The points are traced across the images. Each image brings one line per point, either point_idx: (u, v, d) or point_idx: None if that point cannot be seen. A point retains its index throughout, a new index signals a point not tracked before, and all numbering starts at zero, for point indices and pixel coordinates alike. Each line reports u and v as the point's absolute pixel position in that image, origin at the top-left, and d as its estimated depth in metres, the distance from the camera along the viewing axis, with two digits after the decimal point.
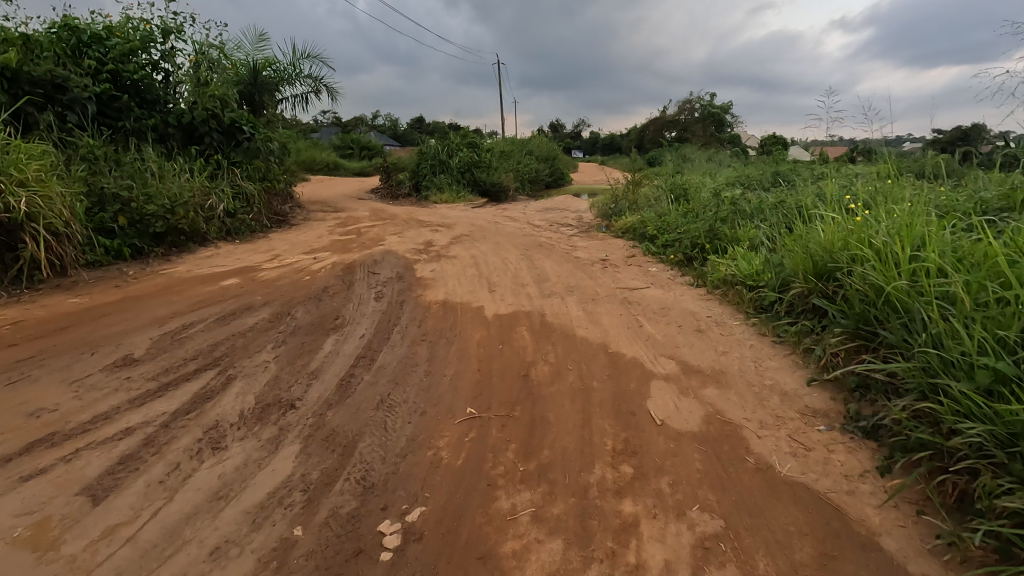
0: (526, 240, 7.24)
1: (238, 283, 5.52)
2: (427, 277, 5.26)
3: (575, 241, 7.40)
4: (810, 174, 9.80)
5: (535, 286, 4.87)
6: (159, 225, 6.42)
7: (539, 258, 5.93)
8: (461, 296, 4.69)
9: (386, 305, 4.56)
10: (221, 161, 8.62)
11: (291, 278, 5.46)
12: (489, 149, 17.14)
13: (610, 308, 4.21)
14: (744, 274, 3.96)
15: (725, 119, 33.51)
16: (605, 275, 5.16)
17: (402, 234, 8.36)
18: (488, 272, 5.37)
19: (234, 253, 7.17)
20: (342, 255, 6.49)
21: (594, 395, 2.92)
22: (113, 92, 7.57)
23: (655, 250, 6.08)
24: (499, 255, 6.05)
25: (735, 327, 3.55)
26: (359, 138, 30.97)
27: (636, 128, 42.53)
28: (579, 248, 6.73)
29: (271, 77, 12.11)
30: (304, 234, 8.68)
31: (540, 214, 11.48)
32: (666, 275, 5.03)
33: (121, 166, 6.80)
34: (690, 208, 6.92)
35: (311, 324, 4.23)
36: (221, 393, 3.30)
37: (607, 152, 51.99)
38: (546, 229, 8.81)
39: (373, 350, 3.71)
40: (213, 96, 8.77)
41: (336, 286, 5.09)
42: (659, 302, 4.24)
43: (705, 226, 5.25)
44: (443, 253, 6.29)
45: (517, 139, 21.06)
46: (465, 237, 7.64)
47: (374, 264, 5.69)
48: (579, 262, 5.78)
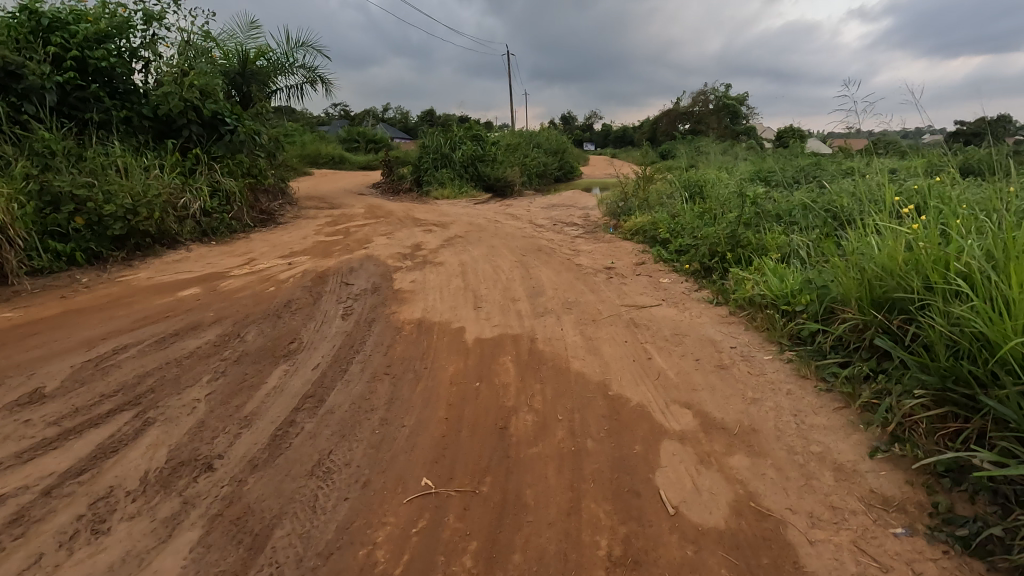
0: (524, 243, 6.58)
1: (197, 295, 4.93)
2: (405, 289, 4.63)
3: (579, 244, 6.73)
4: (836, 169, 9.06)
5: (527, 302, 4.21)
6: (119, 227, 5.85)
7: (536, 265, 5.27)
8: (440, 313, 4.05)
9: (352, 325, 3.93)
10: (199, 156, 7.94)
11: (255, 288, 4.84)
12: (493, 142, 16.44)
13: (612, 332, 3.54)
14: (777, 293, 3.26)
15: (741, 111, 32.44)
16: (608, 288, 4.49)
17: (393, 235, 7.74)
18: (476, 283, 4.72)
19: (206, 256, 6.60)
20: (319, 260, 5.89)
21: (587, 462, 2.26)
22: (78, 81, 7.02)
23: (668, 257, 5.40)
24: (491, 263, 5.39)
25: (767, 365, 2.87)
26: (365, 131, 30.35)
27: (649, 121, 41.60)
28: (583, 253, 6.05)
29: (263, 67, 11.53)
30: (288, 234, 8.08)
31: (545, 212, 10.81)
32: (680, 290, 4.36)
33: (82, 162, 6.25)
34: (707, 207, 6.20)
35: (260, 349, 3.60)
36: (130, 444, 2.68)
37: (620, 145, 50.97)
38: (548, 230, 8.14)
39: (325, 386, 3.08)
40: (192, 85, 8.18)
41: (301, 300, 4.46)
42: (671, 325, 3.56)
43: (725, 231, 4.55)
44: (430, 259, 5.66)
45: (525, 132, 20.39)
46: (458, 239, 6.98)
47: (350, 272, 5.07)
48: (580, 270, 5.11)
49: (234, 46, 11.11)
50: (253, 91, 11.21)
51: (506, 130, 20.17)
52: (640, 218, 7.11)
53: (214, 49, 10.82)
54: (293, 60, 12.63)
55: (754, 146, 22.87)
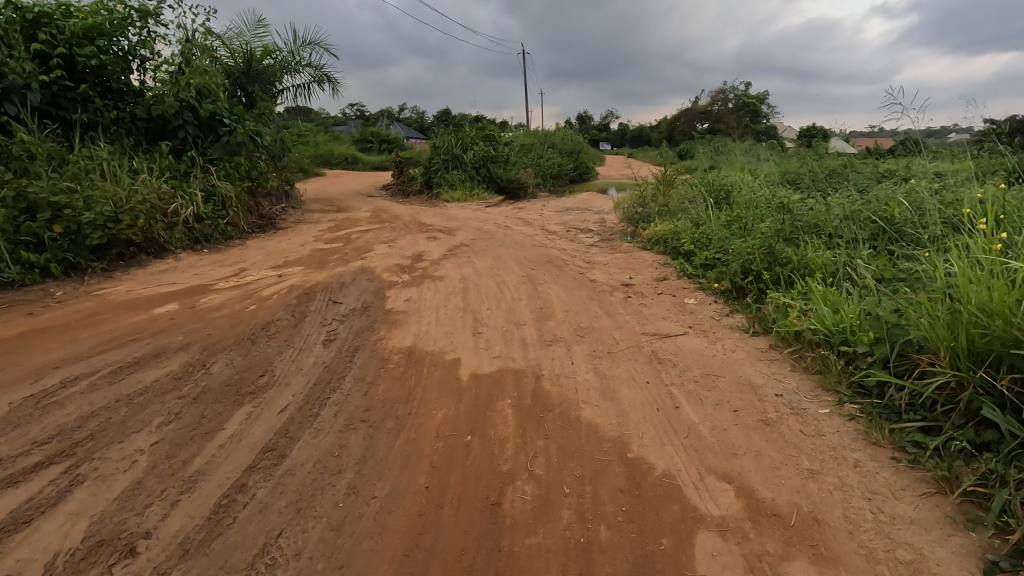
0: (534, 254, 6.07)
1: (172, 313, 4.49)
2: (398, 308, 4.15)
3: (594, 255, 6.21)
4: (870, 173, 8.44)
5: (534, 328, 3.70)
6: (99, 236, 5.46)
7: (546, 281, 4.76)
8: (434, 341, 3.56)
9: (333, 355, 3.45)
10: (194, 159, 7.58)
11: (234, 306, 4.40)
12: (506, 142, 15.96)
13: (631, 369, 3.02)
14: (832, 328, 2.71)
15: (762, 109, 31.58)
16: (626, 311, 3.96)
17: (395, 243, 7.28)
18: (477, 302, 4.22)
19: (196, 266, 6.20)
20: (312, 273, 5.44)
21: (600, 564, 1.76)
22: (66, 80, 6.67)
23: (693, 272, 4.86)
24: (496, 277, 4.90)
25: (824, 423, 2.33)
26: (378, 131, 29.98)
27: (666, 120, 40.84)
28: (597, 265, 5.53)
29: (269, 66, 11.17)
30: (287, 241, 7.67)
31: (558, 216, 10.27)
32: (709, 314, 3.82)
33: (65, 166, 5.89)
34: (737, 216, 5.65)
35: (225, 385, 3.14)
36: (47, 512, 2.21)
37: (636, 145, 50.17)
38: (561, 237, 7.61)
39: (290, 437, 2.61)
40: (190, 85, 7.84)
41: (282, 321, 4.01)
42: (700, 362, 3.02)
43: (762, 245, 3.98)
44: (430, 272, 5.17)
45: (539, 132, 19.88)
46: (463, 247, 6.51)
47: (339, 288, 4.60)
48: (594, 287, 4.59)
49: (240, 44, 10.75)
50: (257, 91, 10.81)
51: (521, 130, 19.67)
52: (662, 225, 6.56)
53: (219, 48, 10.47)
54: (300, 59, 12.26)
55: (777, 147, 22.12)
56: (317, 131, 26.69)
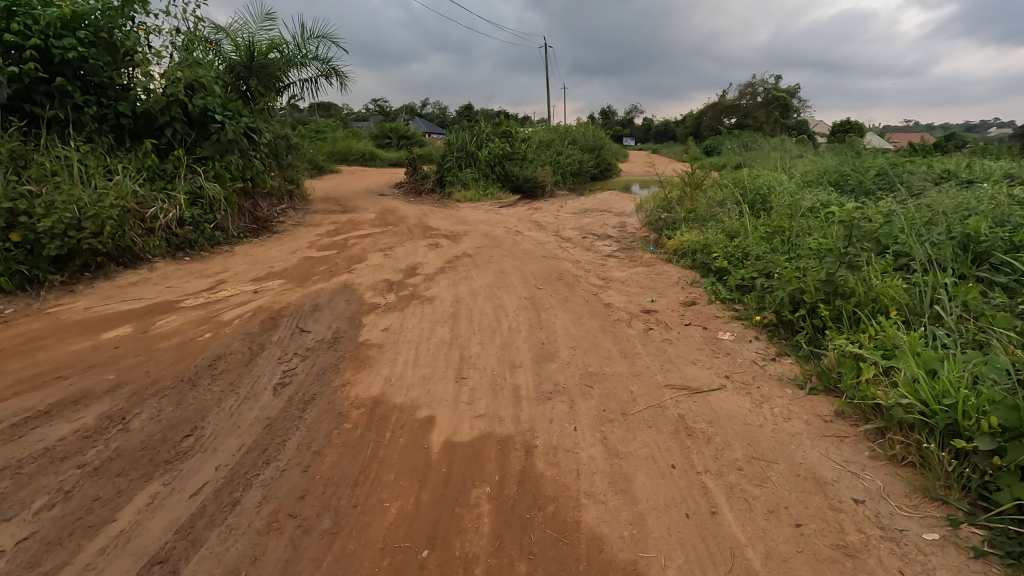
0: (543, 268, 5.36)
1: (120, 339, 3.89)
2: (373, 341, 3.49)
3: (611, 268, 5.49)
4: (925, 175, 7.55)
5: (531, 374, 3.00)
6: (59, 246, 4.92)
7: (552, 305, 4.05)
8: (407, 389, 2.89)
9: (280, 407, 2.80)
10: (181, 159, 7.07)
11: (187, 334, 3.79)
12: (523, 138, 15.26)
13: (651, 444, 2.29)
14: (933, 404, 1.95)
15: (792, 104, 30.36)
16: (647, 350, 3.23)
17: (392, 251, 6.64)
18: (468, 334, 3.54)
19: (171, 277, 5.64)
20: (290, 289, 4.80)
21: None
22: (41, 74, 6.20)
23: (729, 297, 4.10)
24: (494, 299, 4.21)
25: (936, 563, 1.60)
26: (397, 126, 29.45)
27: (692, 115, 39.66)
28: (614, 283, 4.80)
29: (274, 60, 10.64)
30: (278, 247, 7.12)
31: (576, 219, 9.54)
32: (750, 358, 3.08)
33: (29, 168, 5.39)
34: (780, 227, 4.88)
35: (139, 449, 2.51)
36: None
37: (660, 140, 48.92)
38: (575, 245, 6.90)
39: (192, 542, 1.96)
40: (180, 79, 7.37)
41: (233, 357, 3.38)
42: (743, 438, 2.28)
43: (818, 271, 3.21)
44: (420, 292, 4.50)
45: (560, 127, 19.10)
46: (465, 258, 5.83)
47: (311, 313, 3.96)
48: (609, 314, 3.87)
49: (244, 37, 10.25)
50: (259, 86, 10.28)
51: (541, 126, 18.93)
52: (690, 234, 5.83)
53: (221, 41, 9.97)
54: (308, 52, 11.72)
55: (810, 143, 21.04)
56: (334, 126, 26.26)
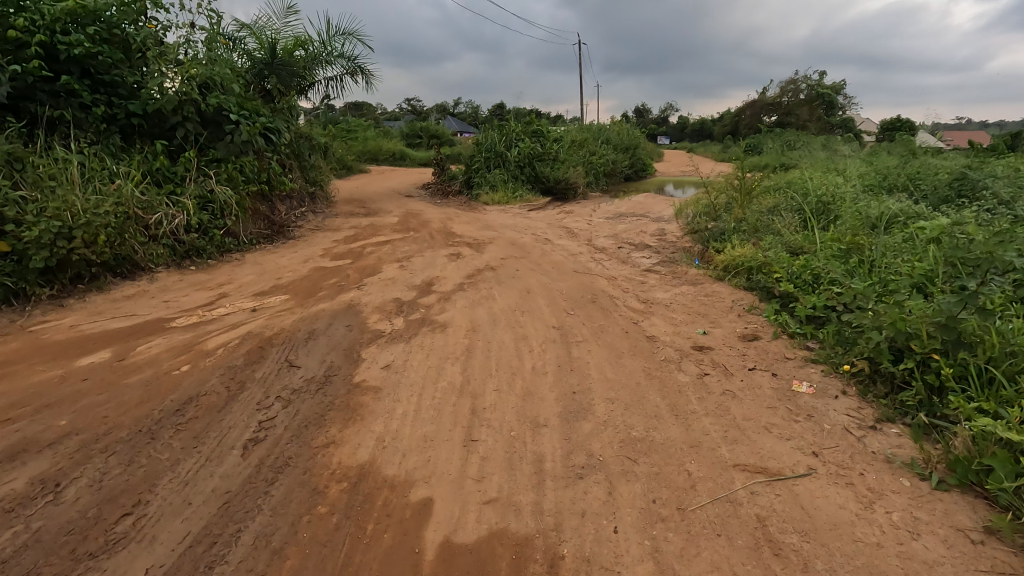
0: (575, 286, 4.73)
1: (91, 367, 3.43)
2: (370, 382, 2.93)
3: (652, 288, 4.81)
4: (1013, 180, 6.62)
5: (558, 438, 2.39)
6: (47, 257, 4.54)
7: (585, 338, 3.43)
8: (403, 456, 2.32)
9: (246, 476, 2.26)
10: (192, 160, 6.69)
11: (163, 364, 3.30)
12: (555, 138, 14.60)
13: (723, 569, 1.66)
14: None
15: (837, 101, 28.94)
16: (706, 408, 2.57)
17: (409, 261, 6.11)
18: (483, 376, 2.95)
19: (171, 289, 5.23)
20: (291, 308, 4.31)
21: None
22: (46, 71, 5.89)
23: (799, 331, 3.41)
24: (517, 328, 3.61)
25: None
26: (426, 125, 29.12)
27: (730, 114, 38.25)
28: (657, 308, 4.14)
29: (298, 58, 10.31)
30: (291, 255, 6.68)
31: (610, 225, 8.85)
32: (841, 424, 2.40)
33: (25, 171, 5.05)
34: (855, 246, 4.16)
35: (60, 534, 1.98)
36: None
37: (697, 139, 47.48)
38: (610, 257, 6.24)
39: None
40: (193, 77, 7.05)
41: (206, 399, 2.86)
42: (856, 568, 1.62)
43: (932, 313, 2.50)
44: (433, 316, 3.94)
45: (594, 126, 18.37)
46: (487, 272, 5.24)
47: (304, 342, 3.43)
48: (653, 352, 3.21)
49: (269, 35, 9.94)
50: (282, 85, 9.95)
51: (573, 124, 18.25)
52: (743, 248, 5.13)
53: (245, 39, 9.69)
54: (334, 49, 11.37)
55: (859, 142, 19.81)
56: (365, 125, 26.06)
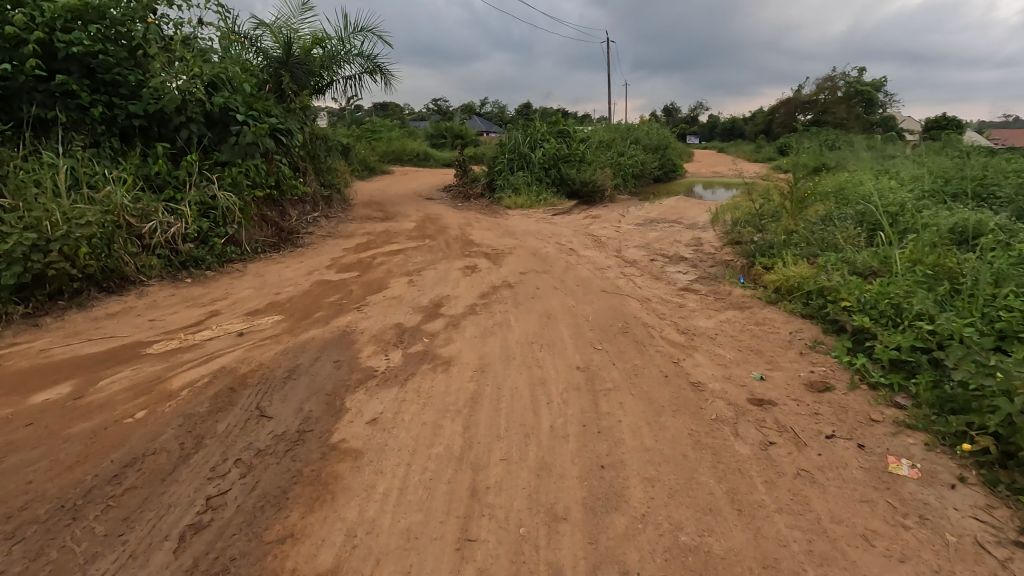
0: (603, 310, 4.12)
1: (40, 408, 2.97)
2: (350, 444, 2.39)
3: (693, 313, 4.17)
4: None
5: (583, 544, 1.80)
6: (21, 272, 4.15)
7: (616, 384, 2.82)
8: (377, 565, 1.76)
9: None
10: (194, 163, 6.30)
11: (115, 408, 2.81)
12: (582, 138, 13.95)
13: None
14: None
15: (878, 98, 27.58)
16: (778, 502, 1.95)
17: (420, 275, 5.56)
18: (489, 438, 2.38)
19: (159, 306, 4.81)
20: (279, 334, 3.81)
21: None
22: (40, 70, 5.55)
23: (883, 381, 2.75)
24: (533, 368, 3.03)
25: None
26: (451, 125, 28.68)
27: (762, 113, 36.97)
28: (701, 342, 3.50)
29: (316, 57, 9.94)
30: (295, 266, 6.23)
31: (640, 233, 8.17)
32: (971, 539, 1.76)
33: (8, 177, 4.69)
34: (943, 271, 3.45)
35: None
36: None
37: (728, 139, 46.13)
38: (642, 272, 5.60)
39: None
40: (197, 76, 6.69)
41: (152, 461, 2.36)
42: None
43: None
44: (437, 348, 3.39)
45: (622, 125, 17.63)
46: (504, 291, 4.67)
47: (282, 384, 2.91)
48: (700, 407, 2.59)
49: (287, 33, 9.61)
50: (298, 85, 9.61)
51: (601, 124, 17.56)
52: (798, 267, 4.44)
53: (262, 37, 9.39)
54: (354, 47, 11.00)
55: (903, 142, 18.67)
56: (389, 125, 25.74)
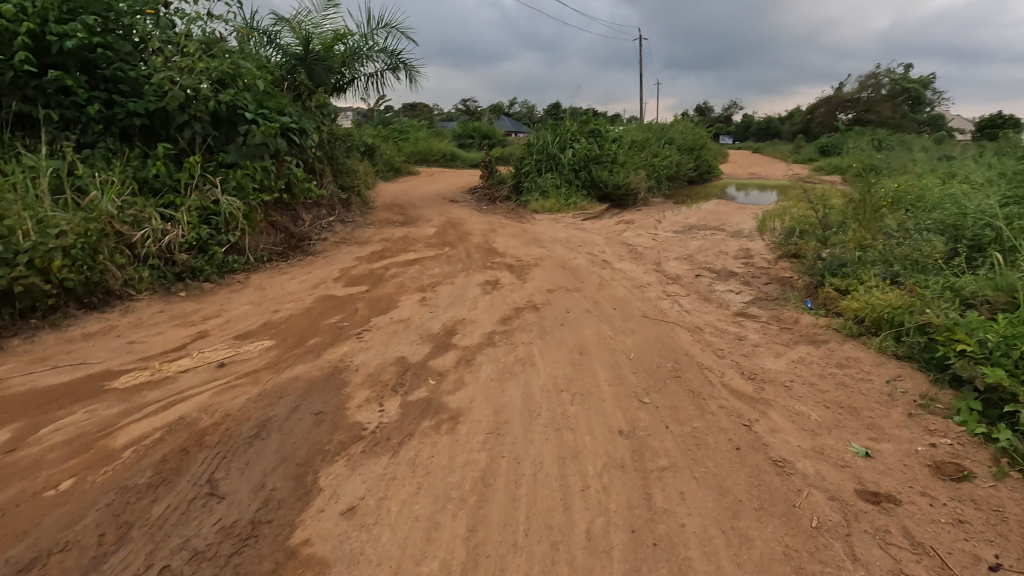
0: (648, 343, 3.43)
1: None
2: (317, 550, 1.77)
3: (757, 348, 3.43)
4: None
5: None
6: None
7: (673, 462, 2.14)
8: None
9: None
10: (196, 165, 5.81)
11: (39, 473, 2.23)
12: (614, 138, 13.18)
13: None
14: None
15: (926, 96, 26.02)
16: None
17: (435, 291, 4.94)
18: (504, 550, 1.73)
19: (143, 325, 4.29)
20: (263, 367, 3.22)
21: None
22: (31, 66, 5.12)
23: None
24: (564, 431, 2.36)
25: None
26: (478, 125, 28.12)
27: (800, 113, 35.48)
28: (775, 394, 2.79)
29: (337, 53, 9.48)
30: (301, 278, 5.69)
31: (680, 243, 7.41)
32: None
33: None
34: None
35: None
36: None
37: (764, 139, 44.45)
38: (688, 291, 4.87)
39: None
40: (203, 71, 6.21)
41: (56, 565, 1.77)
42: None
43: None
44: (444, 395, 2.75)
45: (655, 124, 16.77)
46: (529, 315, 4.01)
47: (245, 446, 2.31)
48: (793, 506, 1.89)
49: (308, 28, 9.15)
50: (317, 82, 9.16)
51: (633, 123, 16.74)
52: (885, 294, 3.68)
53: (282, 33, 8.95)
54: (378, 43, 10.50)
55: (955, 142, 17.37)
56: (416, 125, 25.29)
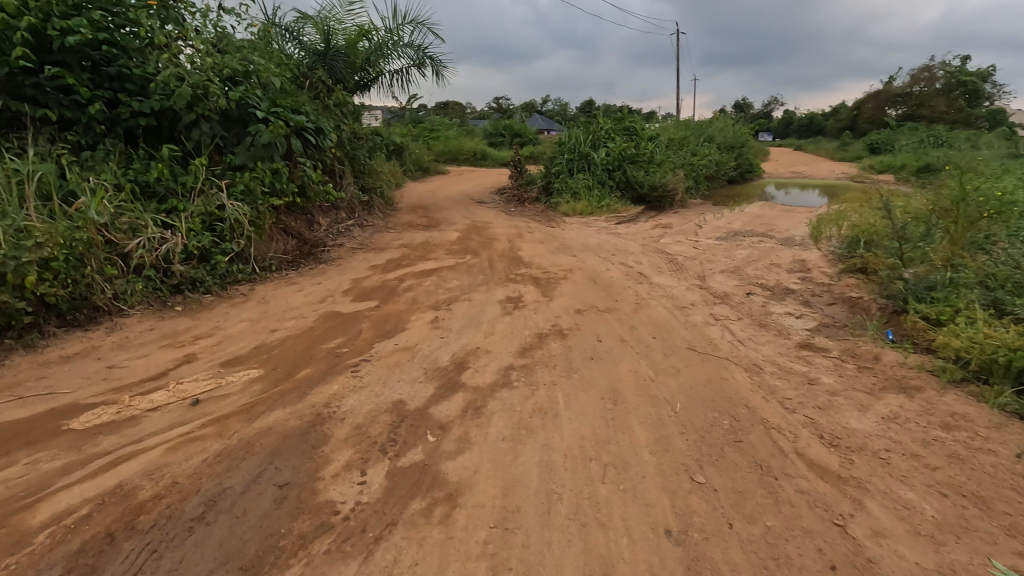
0: (697, 388, 2.80)
1: None
2: None
3: (834, 398, 2.77)
4: None
5: None
6: None
7: None
8: None
9: None
10: (200, 168, 5.43)
11: None
12: (650, 136, 12.45)
13: None
14: None
15: (986, 90, 24.28)
16: None
17: (450, 310, 4.41)
18: None
19: (129, 346, 3.89)
20: (238, 409, 2.74)
21: None
22: (28, 63, 4.79)
23: None
24: (593, 528, 1.79)
25: None
26: (509, 124, 27.56)
27: (845, 109, 33.78)
28: (870, 471, 2.14)
29: (360, 49, 9.08)
30: (309, 290, 5.25)
31: (726, 252, 6.70)
32: None
33: None
34: None
35: None
36: None
37: (806, 136, 42.55)
38: (740, 313, 4.21)
39: None
40: (213, 67, 5.81)
41: None
42: None
43: None
44: (442, 460, 2.21)
45: (694, 121, 15.93)
46: (553, 345, 3.43)
47: (183, 535, 1.81)
48: None
49: (331, 23, 8.78)
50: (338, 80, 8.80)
51: (670, 121, 15.93)
52: (997, 331, 2.97)
53: (304, 29, 8.60)
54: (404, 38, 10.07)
55: (1020, 139, 16.03)
56: (446, 123, 24.85)
